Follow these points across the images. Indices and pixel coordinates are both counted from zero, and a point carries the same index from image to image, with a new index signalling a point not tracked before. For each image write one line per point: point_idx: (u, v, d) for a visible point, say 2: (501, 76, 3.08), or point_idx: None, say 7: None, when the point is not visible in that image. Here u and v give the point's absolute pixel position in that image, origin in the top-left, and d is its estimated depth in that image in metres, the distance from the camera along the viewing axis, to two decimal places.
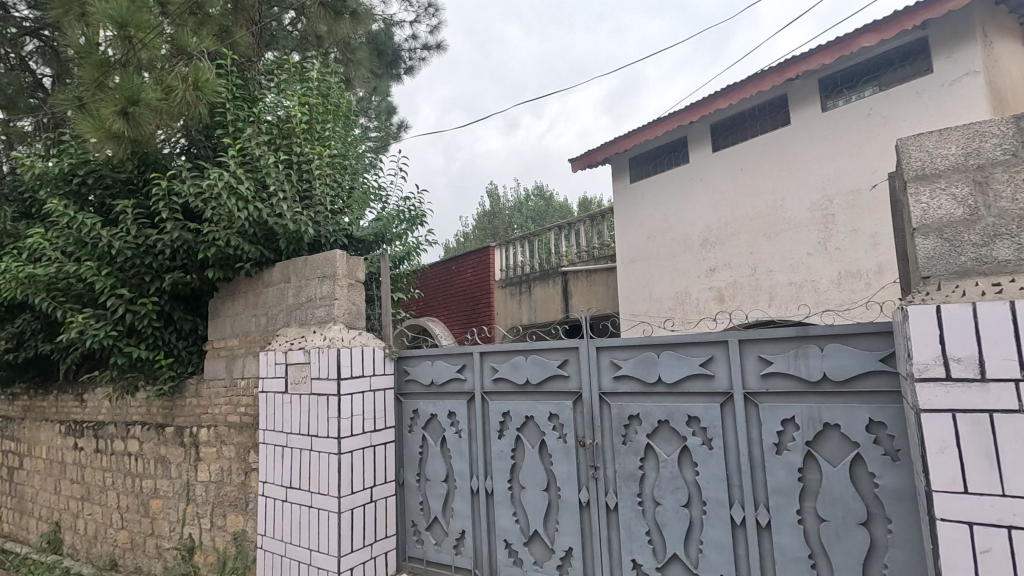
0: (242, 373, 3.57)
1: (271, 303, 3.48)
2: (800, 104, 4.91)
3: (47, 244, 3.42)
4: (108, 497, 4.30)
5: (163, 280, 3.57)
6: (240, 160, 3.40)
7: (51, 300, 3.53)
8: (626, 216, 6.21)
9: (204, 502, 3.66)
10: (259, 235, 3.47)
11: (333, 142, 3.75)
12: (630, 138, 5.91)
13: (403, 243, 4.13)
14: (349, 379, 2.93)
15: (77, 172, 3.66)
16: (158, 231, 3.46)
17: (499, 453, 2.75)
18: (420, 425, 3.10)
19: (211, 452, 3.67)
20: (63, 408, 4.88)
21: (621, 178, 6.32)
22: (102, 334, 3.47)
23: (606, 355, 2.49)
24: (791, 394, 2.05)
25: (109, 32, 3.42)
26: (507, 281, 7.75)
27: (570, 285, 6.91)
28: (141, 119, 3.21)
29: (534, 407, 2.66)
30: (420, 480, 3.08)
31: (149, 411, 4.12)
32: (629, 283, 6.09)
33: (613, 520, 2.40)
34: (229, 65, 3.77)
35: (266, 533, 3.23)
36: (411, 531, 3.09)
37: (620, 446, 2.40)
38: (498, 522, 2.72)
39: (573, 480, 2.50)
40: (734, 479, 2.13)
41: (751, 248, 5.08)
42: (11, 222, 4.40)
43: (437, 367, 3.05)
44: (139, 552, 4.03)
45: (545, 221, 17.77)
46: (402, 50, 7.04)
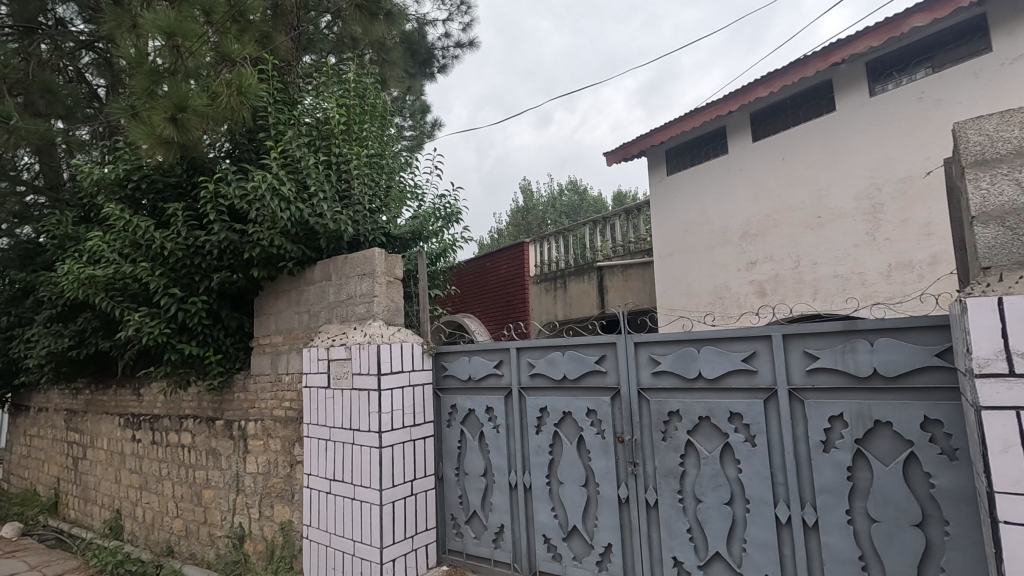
0: (287, 369, 3.69)
1: (313, 301, 3.58)
2: (846, 89, 4.73)
3: (106, 247, 3.59)
4: (164, 487, 4.51)
5: (211, 279, 3.71)
6: (281, 162, 3.49)
7: (109, 299, 3.71)
8: (662, 209, 6.11)
9: (253, 493, 3.80)
10: (300, 234, 3.56)
11: (371, 143, 3.83)
12: (666, 130, 5.82)
13: (439, 240, 4.19)
14: (389, 375, 2.99)
15: (130, 178, 3.82)
16: (206, 232, 3.58)
17: (537, 448, 2.76)
18: (458, 420, 3.15)
19: (259, 444, 3.80)
20: (122, 401, 5.15)
21: (657, 171, 6.23)
22: (156, 332, 3.63)
23: (644, 351, 2.46)
24: (839, 390, 1.99)
25: (158, 41, 3.57)
26: (542, 277, 7.75)
27: (606, 280, 6.86)
28: (189, 125, 3.33)
29: (571, 403, 2.66)
30: (459, 475, 3.12)
31: (200, 405, 4.30)
32: (666, 277, 5.99)
33: (652, 517, 2.38)
34: (270, 70, 3.89)
35: (311, 523, 3.33)
36: (451, 524, 3.13)
37: (660, 442, 2.37)
38: (537, 517, 2.73)
39: (611, 477, 2.49)
40: (779, 477, 2.08)
41: (794, 240, 4.92)
42: (72, 226, 4.65)
43: (474, 362, 3.08)
44: (192, 540, 4.21)
45: (579, 216, 17.62)
46: (435, 49, 7.11)
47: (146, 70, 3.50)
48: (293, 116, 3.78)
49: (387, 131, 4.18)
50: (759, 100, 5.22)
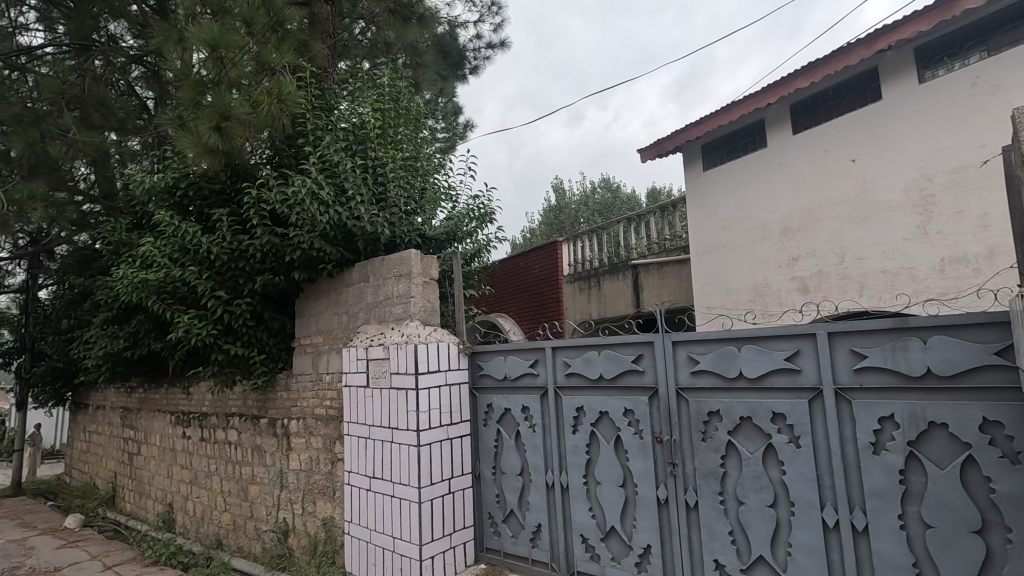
0: (327, 368, 3.78)
1: (352, 302, 3.65)
2: (893, 77, 4.54)
3: (157, 252, 3.76)
4: (213, 482, 4.68)
5: (254, 282, 3.82)
6: (320, 166, 3.58)
7: (161, 302, 3.88)
8: (698, 205, 6.00)
9: (296, 489, 3.91)
10: (339, 237, 3.65)
11: (405, 146, 3.88)
12: (701, 125, 5.72)
13: (473, 241, 4.22)
14: (426, 374, 3.03)
15: (179, 185, 3.98)
16: (250, 236, 3.70)
17: (574, 448, 2.75)
18: (494, 419, 3.16)
19: (301, 442, 3.91)
20: (173, 400, 5.38)
21: (693, 167, 6.12)
22: (204, 333, 3.78)
23: (683, 349, 2.43)
24: (888, 390, 1.91)
25: (202, 54, 3.72)
26: (576, 276, 7.71)
27: (641, 278, 6.78)
28: (232, 133, 3.45)
29: (608, 402, 2.64)
30: (496, 474, 3.13)
31: (245, 403, 4.45)
32: (704, 274, 5.87)
33: (693, 518, 2.34)
34: (308, 77, 3.99)
35: (352, 520, 3.40)
36: (488, 523, 3.15)
37: (699, 443, 2.33)
38: (574, 517, 2.72)
39: (650, 477, 2.46)
40: (826, 480, 2.02)
41: (838, 235, 4.75)
42: (126, 232, 4.88)
43: (510, 362, 3.09)
44: (240, 533, 4.36)
45: (613, 214, 17.37)
46: (466, 51, 7.17)
47: (192, 81, 3.64)
48: (331, 121, 3.87)
49: (422, 132, 4.23)
50: (799, 91, 5.07)
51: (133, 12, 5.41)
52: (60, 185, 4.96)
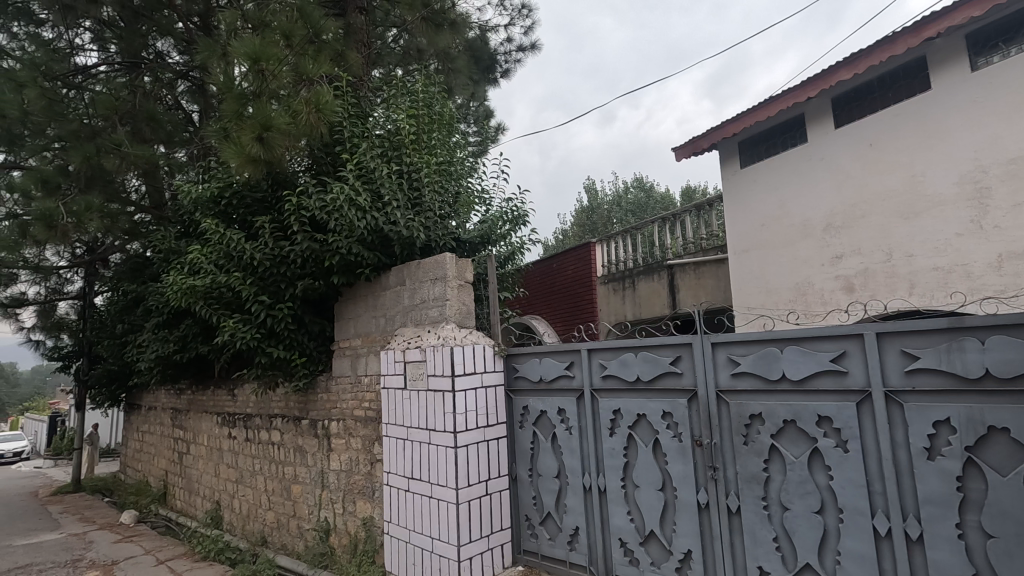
0: (366, 371, 3.85)
1: (389, 305, 3.72)
2: (943, 65, 4.35)
3: (204, 259, 3.91)
4: (257, 481, 4.83)
5: (295, 287, 3.93)
6: (357, 173, 3.65)
7: (208, 307, 4.03)
8: (736, 203, 5.87)
9: (337, 489, 3.99)
10: (376, 242, 3.72)
11: (439, 150, 3.93)
12: (738, 121, 5.60)
13: (507, 243, 4.25)
14: (462, 376, 3.06)
15: (223, 194, 4.13)
16: (291, 243, 3.80)
17: (611, 451, 2.73)
18: (530, 421, 3.16)
19: (341, 442, 4.00)
20: (219, 401, 5.58)
21: (729, 164, 5.99)
22: (249, 337, 3.91)
23: (722, 351, 2.38)
24: (943, 392, 1.83)
25: (243, 67, 3.85)
26: (609, 277, 7.64)
27: (677, 279, 6.67)
28: (274, 142, 3.56)
29: (646, 405, 2.61)
30: (532, 476, 3.13)
31: (287, 405, 4.58)
32: (742, 274, 5.73)
33: (735, 523, 2.29)
34: (344, 86, 4.09)
35: (391, 520, 3.46)
36: (525, 525, 3.16)
37: (741, 446, 2.28)
38: (612, 521, 2.70)
39: (689, 481, 2.42)
40: (877, 485, 1.95)
41: (885, 231, 4.57)
42: (174, 240, 5.09)
43: (545, 364, 3.09)
44: (284, 531, 4.48)
45: (647, 213, 17.09)
46: (497, 54, 7.21)
47: (235, 94, 3.77)
48: (366, 128, 3.95)
49: (457, 137, 4.26)
50: (842, 83, 4.91)
51: (179, 30, 5.65)
52: (114, 197, 5.21)
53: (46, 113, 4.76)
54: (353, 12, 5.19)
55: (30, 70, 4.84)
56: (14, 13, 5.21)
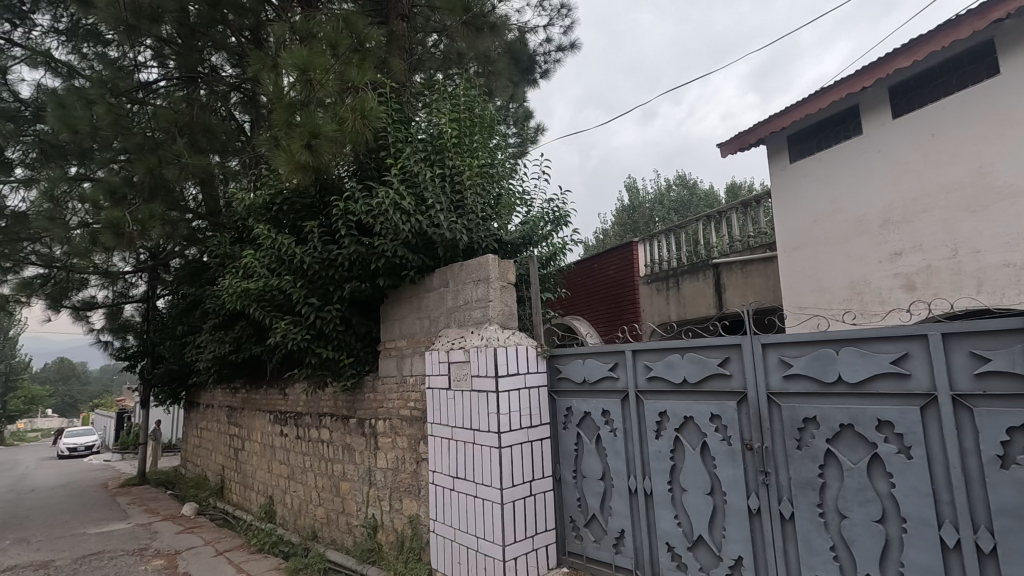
0: (411, 371, 3.92)
1: (433, 307, 3.78)
2: (1012, 48, 4.09)
3: (257, 263, 4.08)
4: (308, 478, 4.99)
5: (343, 289, 4.04)
6: (401, 178, 3.73)
7: (261, 309, 4.20)
8: (785, 199, 5.68)
9: (384, 487, 4.08)
10: (420, 244, 3.79)
11: (481, 153, 3.96)
12: (787, 114, 5.42)
13: (549, 244, 4.24)
14: (506, 376, 3.08)
15: (275, 201, 4.29)
16: (339, 246, 3.91)
17: (657, 454, 2.69)
18: (574, 423, 3.15)
19: (388, 441, 4.09)
20: (271, 399, 5.80)
21: (778, 160, 5.81)
22: (299, 338, 4.04)
23: (773, 352, 2.31)
24: (1018, 397, 1.72)
25: (292, 78, 3.99)
26: (653, 277, 7.52)
27: (723, 278, 6.51)
28: (322, 149, 3.68)
29: (693, 407, 2.56)
30: (577, 477, 3.12)
31: (336, 404, 4.71)
32: (792, 272, 5.54)
33: (789, 531, 2.21)
34: (388, 92, 4.19)
35: (437, 518, 3.51)
36: (570, 527, 3.14)
37: (794, 451, 2.20)
38: (659, 524, 2.65)
39: (740, 486, 2.35)
40: (944, 494, 1.84)
41: (948, 226, 4.33)
42: (229, 245, 5.32)
43: (588, 365, 3.08)
44: (333, 527, 4.61)
45: (690, 212, 16.71)
46: (536, 55, 7.22)
47: (285, 103, 3.92)
48: (410, 133, 4.02)
49: (498, 139, 4.29)
50: (900, 71, 4.68)
51: (232, 45, 5.94)
52: (174, 206, 5.49)
53: (113, 128, 5.04)
54: (395, 20, 5.30)
55: (99, 88, 5.15)
56: (85, 35, 5.69)
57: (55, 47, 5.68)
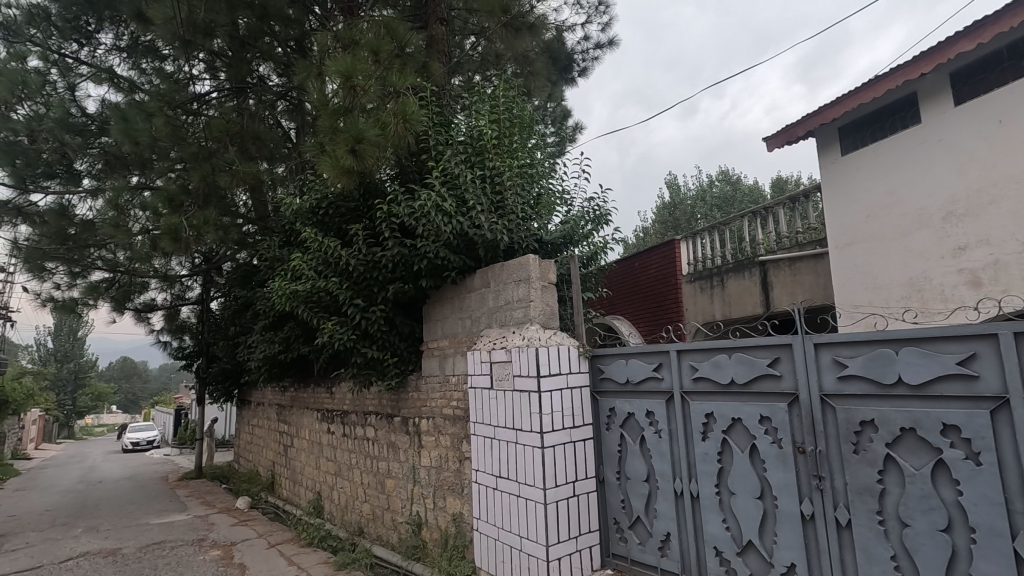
0: (453, 371, 3.97)
1: (474, 307, 3.81)
2: None
3: (305, 265, 4.21)
4: (354, 474, 5.12)
5: (387, 290, 4.12)
6: (442, 180, 3.77)
7: (309, 309, 4.34)
8: (836, 193, 5.46)
9: (428, 484, 4.15)
10: (461, 245, 3.83)
11: (521, 154, 3.97)
12: (838, 106, 5.21)
13: (590, 244, 4.21)
14: (548, 376, 3.07)
15: (321, 205, 4.41)
16: (382, 248, 3.99)
17: (704, 456, 2.63)
18: (617, 424, 3.12)
19: (431, 440, 4.15)
20: (318, 398, 5.97)
21: (829, 152, 5.59)
22: (345, 338, 4.15)
23: (827, 352, 2.22)
24: None
25: (336, 84, 4.10)
26: (696, 275, 7.36)
27: (770, 276, 6.31)
28: (365, 154, 3.76)
29: (741, 409, 2.50)
30: (621, 479, 3.09)
31: (380, 402, 4.81)
32: (844, 269, 5.32)
33: (845, 538, 2.13)
34: (429, 96, 4.24)
35: (480, 517, 3.53)
36: (614, 528, 3.11)
37: (851, 455, 2.12)
38: (706, 528, 2.59)
39: (792, 490, 2.28)
40: (1017, 503, 1.73)
41: (1018, 218, 4.07)
42: (278, 248, 5.51)
43: (631, 365, 3.04)
44: (379, 523, 4.70)
45: (732, 208, 16.29)
46: (575, 54, 7.18)
47: (331, 109, 4.02)
48: (450, 135, 4.07)
49: (537, 139, 4.28)
50: (962, 55, 4.44)
51: (278, 54, 6.10)
52: (226, 211, 5.73)
53: (170, 139, 5.30)
54: (434, 24, 5.37)
55: (157, 101, 5.42)
56: (144, 51, 5.95)
57: (118, 63, 6.01)
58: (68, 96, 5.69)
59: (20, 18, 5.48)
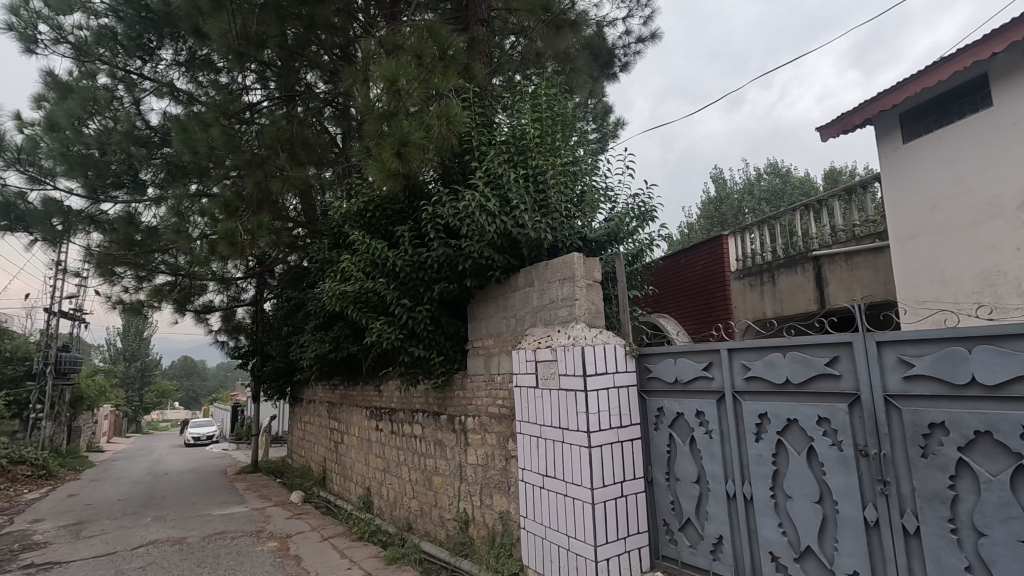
0: (498, 369, 3.99)
1: (519, 306, 3.82)
2: None
3: (354, 267, 4.33)
4: (402, 471, 5.22)
5: (432, 290, 4.19)
6: (486, 180, 3.79)
7: (358, 310, 4.45)
8: (897, 183, 5.18)
9: (475, 482, 4.18)
10: (505, 245, 3.84)
11: (564, 151, 3.94)
12: (898, 91, 4.95)
13: (635, 241, 4.15)
14: (594, 376, 3.05)
15: (368, 208, 4.51)
16: (427, 249, 4.06)
17: (757, 458, 2.55)
18: (666, 424, 3.06)
19: (477, 438, 4.18)
20: (367, 396, 6.12)
21: (889, 141, 5.31)
22: (393, 337, 4.24)
23: (890, 351, 2.12)
24: None
25: (381, 88, 4.17)
26: (745, 272, 7.14)
27: (825, 271, 6.07)
28: (410, 156, 3.82)
29: (797, 409, 2.40)
30: (670, 479, 3.03)
31: (427, 400, 4.89)
32: (908, 263, 5.04)
33: (913, 546, 2.02)
34: (471, 97, 4.28)
35: (527, 516, 3.54)
36: (663, 530, 3.06)
37: (918, 460, 2.01)
38: (761, 532, 2.51)
39: (853, 495, 2.18)
40: None
41: None
42: (327, 250, 5.68)
43: (680, 365, 2.97)
44: (427, 519, 4.77)
45: (782, 202, 15.70)
46: (616, 49, 7.10)
47: (376, 114, 4.11)
48: (493, 135, 4.10)
49: (580, 135, 4.24)
50: None
51: (324, 62, 6.27)
52: (278, 215, 5.95)
53: (226, 147, 5.54)
54: (476, 25, 5.40)
55: (214, 112, 5.68)
56: (201, 65, 6.23)
57: (177, 77, 6.33)
58: (133, 111, 6.04)
59: (90, 39, 5.87)
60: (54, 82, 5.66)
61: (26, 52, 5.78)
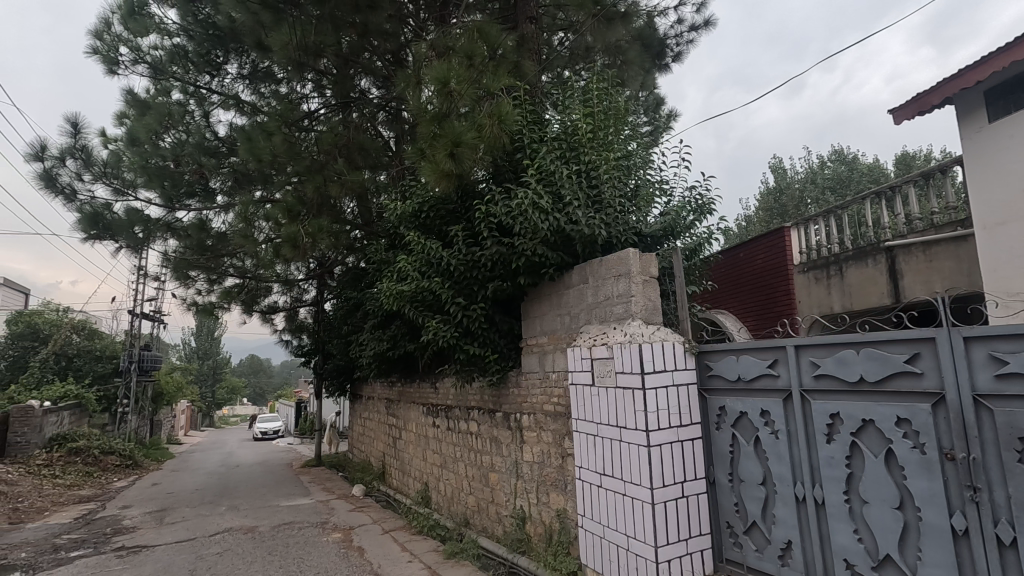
0: (553, 367, 3.98)
1: (573, 303, 3.80)
2: None
3: (410, 267, 4.43)
4: (459, 467, 5.30)
5: (486, 288, 4.23)
6: (538, 178, 3.78)
7: (414, 308, 4.55)
8: (984, 166, 4.79)
9: (531, 480, 4.20)
10: (558, 242, 3.82)
11: (617, 145, 3.87)
12: (983, 65, 4.56)
13: (692, 235, 4.02)
14: (652, 374, 2.98)
15: (423, 208, 4.60)
16: (481, 248, 4.10)
17: (829, 460, 2.43)
18: (728, 423, 2.97)
19: (533, 436, 4.19)
20: (424, 393, 6.25)
21: (973, 121, 4.93)
22: (449, 335, 4.31)
23: (979, 348, 1.97)
24: None
25: (433, 91, 4.24)
26: (809, 265, 6.81)
27: (899, 262, 5.71)
28: (464, 157, 3.85)
29: (874, 410, 2.27)
30: (734, 481, 2.93)
31: (482, 398, 4.95)
32: (996, 253, 4.66)
33: (1008, 558, 1.86)
34: (522, 94, 4.28)
35: (585, 515, 3.51)
36: (727, 533, 2.97)
37: (1014, 465, 1.85)
38: (835, 538, 2.39)
39: (939, 502, 2.03)
40: None
41: None
42: (383, 251, 5.84)
43: (743, 362, 2.87)
44: (484, 515, 4.83)
45: (849, 190, 14.87)
46: (667, 39, 6.93)
47: (429, 115, 4.18)
48: (544, 133, 4.09)
49: (633, 129, 4.16)
50: None
51: (378, 67, 6.44)
52: (337, 218, 6.17)
53: (287, 154, 5.77)
54: (525, 23, 5.40)
55: (276, 121, 5.95)
56: (264, 77, 6.53)
57: (241, 89, 6.65)
58: (204, 123, 6.40)
59: (165, 58, 6.28)
60: (134, 100, 6.09)
61: (109, 73, 6.23)
